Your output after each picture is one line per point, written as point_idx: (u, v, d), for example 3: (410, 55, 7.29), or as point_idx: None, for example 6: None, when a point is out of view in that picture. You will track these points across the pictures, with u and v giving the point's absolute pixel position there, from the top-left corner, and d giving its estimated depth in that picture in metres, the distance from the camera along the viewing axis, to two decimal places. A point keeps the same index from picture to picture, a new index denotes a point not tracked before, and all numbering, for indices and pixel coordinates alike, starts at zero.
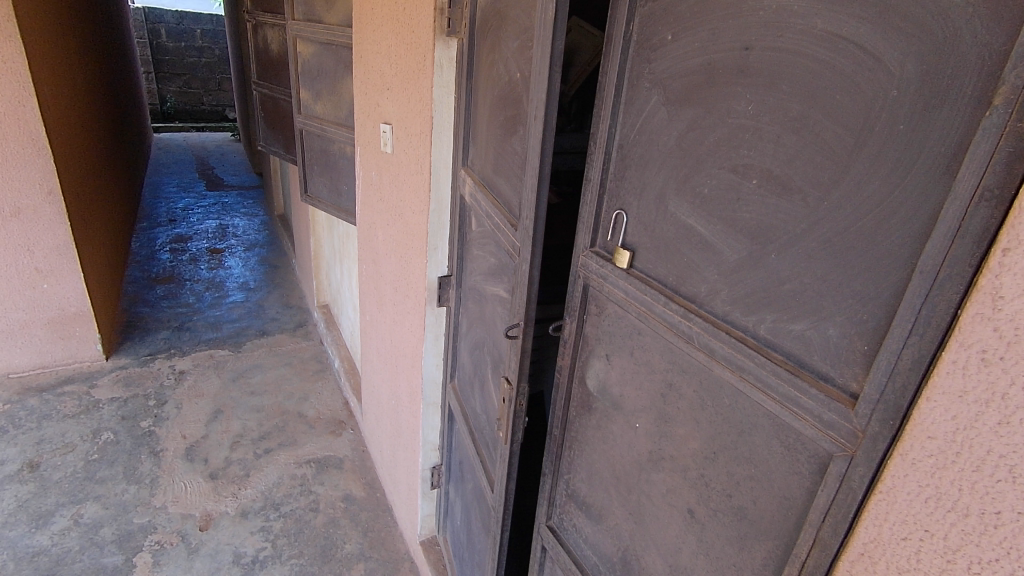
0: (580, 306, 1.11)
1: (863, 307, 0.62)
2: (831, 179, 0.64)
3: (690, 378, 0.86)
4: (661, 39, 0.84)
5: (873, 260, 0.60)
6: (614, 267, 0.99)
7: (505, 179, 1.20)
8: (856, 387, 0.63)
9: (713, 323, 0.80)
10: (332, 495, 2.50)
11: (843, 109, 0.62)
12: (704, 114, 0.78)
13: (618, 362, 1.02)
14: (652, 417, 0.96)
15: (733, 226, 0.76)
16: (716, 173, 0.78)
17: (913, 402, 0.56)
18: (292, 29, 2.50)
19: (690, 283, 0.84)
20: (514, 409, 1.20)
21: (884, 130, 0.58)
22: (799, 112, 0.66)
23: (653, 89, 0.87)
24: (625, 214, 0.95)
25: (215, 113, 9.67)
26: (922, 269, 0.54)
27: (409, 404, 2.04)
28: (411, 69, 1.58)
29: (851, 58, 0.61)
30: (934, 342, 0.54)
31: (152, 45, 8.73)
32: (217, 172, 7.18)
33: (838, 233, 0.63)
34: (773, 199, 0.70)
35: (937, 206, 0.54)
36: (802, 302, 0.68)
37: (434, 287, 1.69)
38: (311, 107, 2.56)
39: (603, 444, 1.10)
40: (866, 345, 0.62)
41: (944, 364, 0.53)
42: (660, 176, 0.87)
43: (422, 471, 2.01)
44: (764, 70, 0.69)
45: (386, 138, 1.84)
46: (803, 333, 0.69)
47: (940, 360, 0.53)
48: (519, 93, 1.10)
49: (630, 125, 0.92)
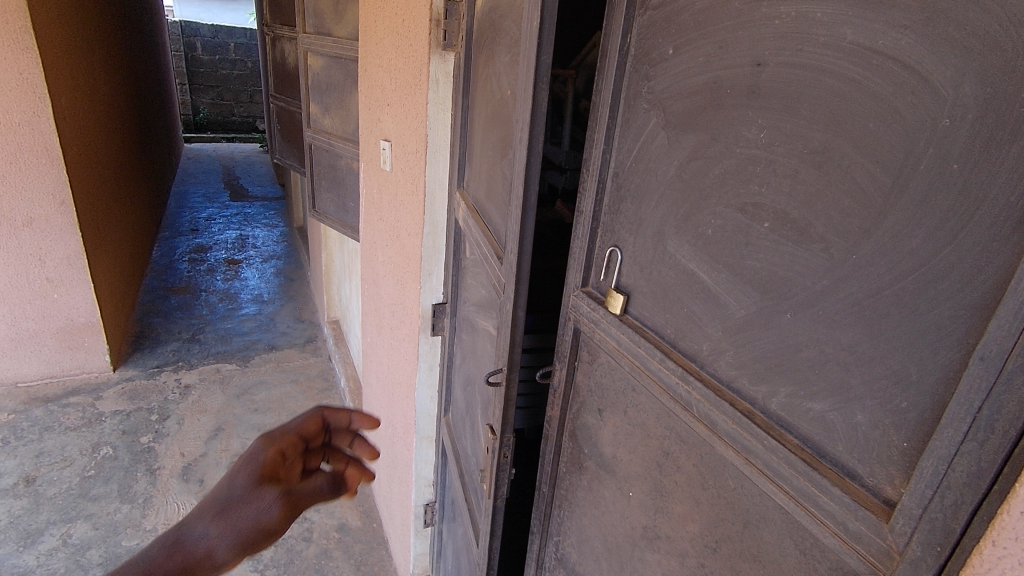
0: (571, 351, 0.97)
1: (902, 393, 0.48)
2: (862, 226, 0.51)
3: (690, 450, 0.73)
4: (661, 53, 0.72)
5: (918, 333, 0.47)
6: (606, 312, 0.85)
7: (495, 206, 1.09)
8: (892, 492, 0.50)
9: (717, 391, 0.67)
10: (327, 524, 2.40)
11: (877, 139, 0.49)
12: (709, 141, 0.66)
13: (612, 420, 0.89)
14: (648, 488, 0.82)
15: (742, 276, 0.63)
16: (722, 212, 0.65)
17: (973, 537, 0.43)
18: (303, 42, 2.46)
19: (689, 338, 0.71)
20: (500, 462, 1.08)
21: (931, 170, 0.45)
22: (820, 143, 0.54)
23: (651, 110, 0.74)
24: (619, 252, 0.83)
25: (245, 125, 9.83)
26: (984, 355, 0.41)
27: (403, 434, 1.93)
28: (409, 83, 1.49)
29: (888, 77, 0.48)
30: (1002, 461, 0.41)
31: (187, 57, 8.92)
32: (243, 182, 7.27)
33: (871, 294, 0.50)
34: (790, 247, 0.57)
35: (1006, 272, 0.41)
36: (823, 378, 0.55)
37: (428, 315, 1.58)
38: (320, 121, 2.51)
39: (594, 508, 0.97)
40: (905, 441, 0.49)
41: (1018, 499, 0.40)
42: (659, 211, 0.75)
43: (415, 507, 1.90)
44: (778, 92, 0.57)
45: (385, 156, 1.75)
46: (824, 414, 0.56)
47: (1013, 493, 0.40)
48: (510, 111, 0.99)
49: (625, 150, 0.80)
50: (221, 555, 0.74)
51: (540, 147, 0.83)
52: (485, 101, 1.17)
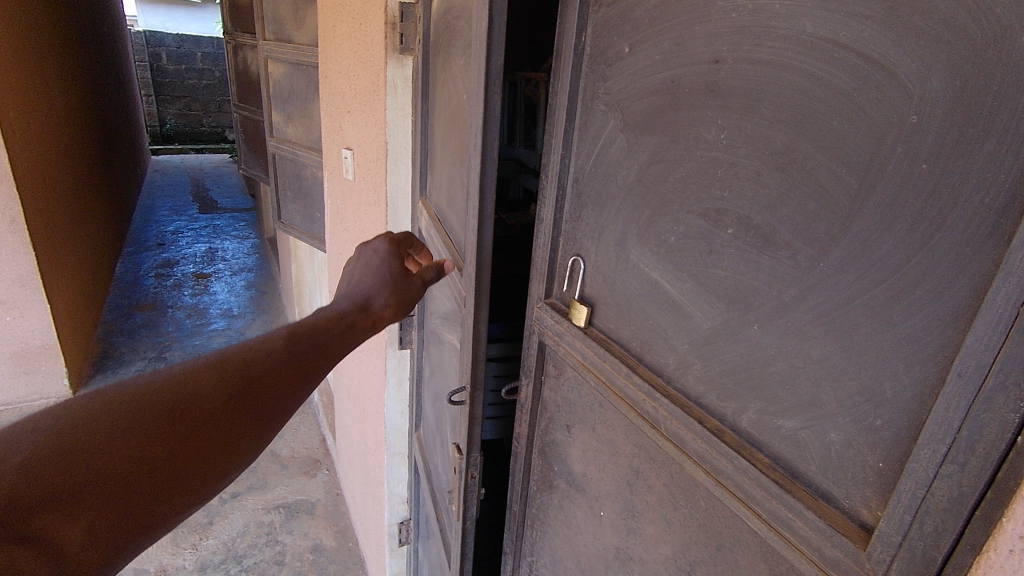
0: (536, 366, 0.93)
1: (876, 410, 0.45)
2: (828, 232, 0.47)
3: (659, 469, 0.69)
4: (616, 52, 0.69)
5: (891, 345, 0.43)
6: (570, 324, 0.81)
7: (455, 215, 1.06)
8: (869, 516, 0.47)
9: (684, 408, 0.63)
10: (300, 546, 2.31)
11: (840, 139, 0.46)
12: (668, 143, 0.62)
13: (580, 436, 0.85)
14: (619, 508, 0.78)
15: (707, 286, 0.60)
16: (684, 218, 0.62)
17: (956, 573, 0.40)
18: (263, 50, 2.40)
19: (655, 351, 0.68)
20: (467, 482, 1.03)
21: (899, 171, 0.42)
22: (783, 144, 0.50)
23: (609, 112, 0.71)
24: (581, 261, 0.79)
25: (214, 135, 9.62)
26: (961, 371, 0.38)
27: (375, 451, 1.86)
28: (367, 90, 1.44)
29: (851, 72, 0.45)
30: (984, 492, 0.38)
31: (152, 68, 8.71)
32: (212, 194, 7.10)
33: (841, 304, 0.47)
34: (755, 254, 0.54)
35: (984, 279, 0.38)
36: (793, 393, 0.52)
37: (394, 329, 1.54)
38: (284, 130, 2.44)
39: (564, 528, 0.92)
40: (881, 462, 0.45)
41: (1004, 537, 0.37)
42: (620, 217, 0.71)
43: (388, 526, 1.82)
44: (737, 90, 0.54)
45: (347, 165, 1.70)
46: (795, 432, 0.52)
47: (999, 529, 0.37)
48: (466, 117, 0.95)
49: (585, 154, 0.76)
50: (382, 312, 0.84)
51: (496, 152, 0.82)
52: (443, 107, 1.13)
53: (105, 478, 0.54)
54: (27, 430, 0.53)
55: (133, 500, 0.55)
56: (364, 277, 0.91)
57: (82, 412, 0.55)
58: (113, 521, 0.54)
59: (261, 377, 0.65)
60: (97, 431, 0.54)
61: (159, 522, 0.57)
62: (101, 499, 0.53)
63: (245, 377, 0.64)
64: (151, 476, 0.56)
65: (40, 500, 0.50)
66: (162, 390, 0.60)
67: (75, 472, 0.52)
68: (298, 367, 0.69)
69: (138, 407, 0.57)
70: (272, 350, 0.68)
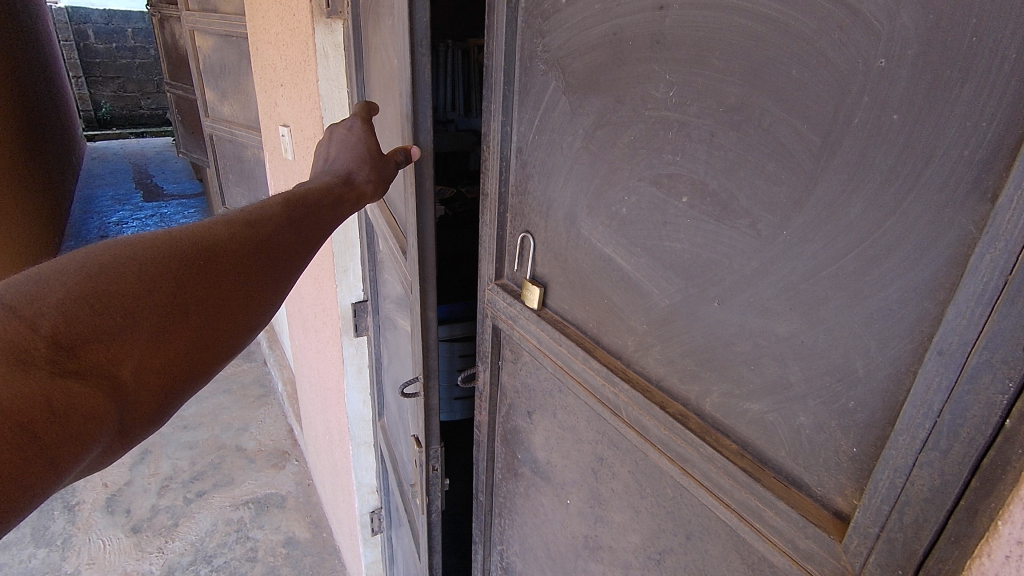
0: (492, 351, 0.87)
1: (849, 391, 0.41)
2: (790, 197, 0.42)
3: (623, 455, 0.65)
4: (553, 3, 0.61)
5: (863, 321, 0.39)
6: (523, 307, 0.76)
7: (398, 193, 1.01)
8: (844, 504, 0.43)
9: (645, 393, 0.58)
10: (273, 540, 2.25)
11: (800, 90, 0.40)
12: (614, 104, 0.56)
13: (542, 423, 0.80)
14: (585, 496, 0.74)
15: (663, 261, 0.54)
16: (635, 186, 0.56)
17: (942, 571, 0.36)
18: (189, 21, 2.23)
19: (612, 332, 0.63)
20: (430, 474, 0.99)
21: (867, 124, 0.37)
22: (737, 99, 0.45)
23: (549, 73, 0.64)
24: (531, 238, 0.73)
25: (155, 117, 9.10)
26: (942, 348, 0.34)
27: (340, 441, 1.80)
28: (297, 59, 1.33)
29: (809, 12, 0.39)
30: (972, 484, 0.34)
31: (79, 48, 8.13)
32: (157, 180, 6.75)
33: (806, 277, 0.42)
34: (712, 224, 0.49)
35: (965, 244, 0.33)
36: (759, 375, 0.47)
37: (348, 315, 1.46)
38: (220, 109, 2.29)
39: (532, 516, 0.88)
40: (855, 448, 0.41)
41: (1000, 537, 0.33)
42: (568, 188, 0.65)
43: (359, 517, 1.77)
44: (685, 40, 0.47)
45: (286, 143, 1.59)
46: (762, 416, 0.48)
47: (992, 528, 0.33)
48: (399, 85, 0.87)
49: (526, 120, 0.69)
50: (364, 188, 0.88)
51: (429, 123, 0.79)
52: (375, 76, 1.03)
53: (144, 319, 0.56)
54: (47, 276, 0.53)
55: (174, 338, 0.58)
56: (341, 152, 0.93)
57: (104, 260, 0.56)
58: (157, 362, 0.57)
59: (260, 244, 0.70)
60: (128, 277, 0.56)
61: (196, 362, 0.61)
62: (140, 333, 0.55)
63: (239, 236, 0.68)
64: (180, 316, 0.59)
65: (86, 329, 0.52)
66: (164, 244, 0.61)
67: (117, 311, 0.54)
68: (289, 237, 0.74)
69: (158, 258, 0.59)
70: (265, 223, 0.72)
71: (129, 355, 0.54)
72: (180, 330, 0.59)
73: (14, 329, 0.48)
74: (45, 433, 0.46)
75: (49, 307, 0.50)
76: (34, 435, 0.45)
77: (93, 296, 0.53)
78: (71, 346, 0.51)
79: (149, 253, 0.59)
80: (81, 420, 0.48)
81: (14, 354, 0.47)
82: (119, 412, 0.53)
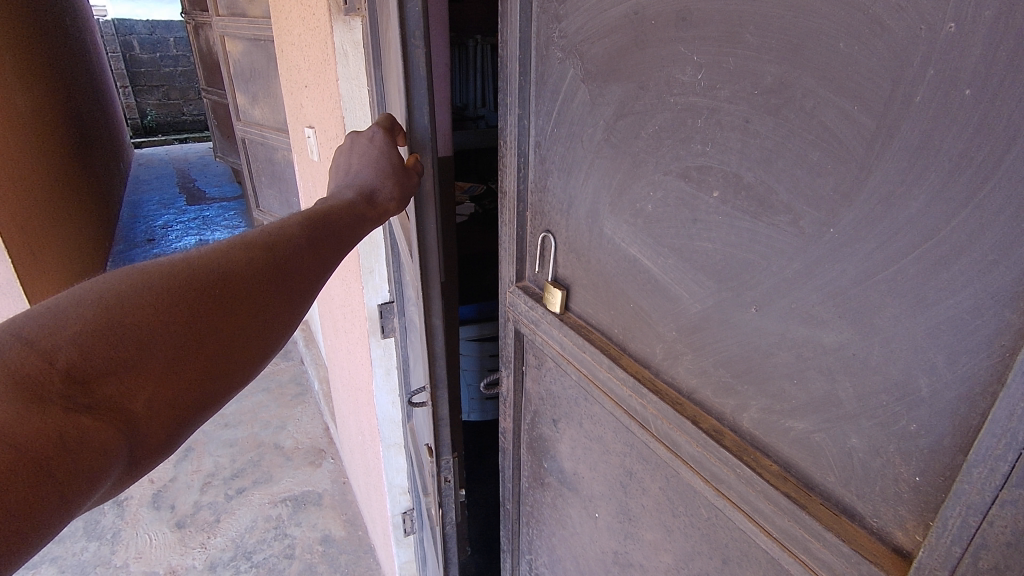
0: (516, 356, 0.83)
1: (911, 412, 0.36)
2: (838, 189, 0.37)
3: (653, 471, 0.60)
4: None
5: (928, 332, 0.34)
6: (544, 310, 0.72)
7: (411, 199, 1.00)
8: (905, 538, 0.38)
9: (675, 406, 0.53)
10: (310, 537, 2.27)
11: (848, 67, 0.35)
12: (636, 91, 0.51)
13: (568, 433, 0.76)
14: (614, 510, 0.69)
15: (692, 263, 0.50)
16: (661, 181, 0.51)
17: None
18: (219, 27, 2.27)
19: (639, 338, 0.58)
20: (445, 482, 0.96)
21: (932, 102, 0.31)
22: (775, 80, 0.39)
23: (566, 61, 0.59)
24: (551, 238, 0.69)
25: (198, 124, 9.40)
26: None
27: (372, 442, 1.79)
28: (319, 59, 1.32)
29: None
30: None
31: (126, 59, 8.42)
32: (200, 185, 6.95)
33: (859, 280, 0.37)
34: (748, 221, 0.44)
35: None
36: (803, 391, 0.42)
37: (376, 317, 1.44)
38: (251, 112, 2.32)
39: (560, 528, 0.84)
40: (920, 477, 0.36)
41: None
42: (590, 184, 0.60)
43: (392, 517, 1.77)
44: (715, 16, 0.42)
45: (311, 145, 1.58)
46: (808, 435, 0.43)
47: None
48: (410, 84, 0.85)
49: (544, 113, 0.65)
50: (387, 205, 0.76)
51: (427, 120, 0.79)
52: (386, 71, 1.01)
53: (161, 350, 0.49)
54: (66, 304, 0.47)
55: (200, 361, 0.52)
56: (369, 165, 0.79)
57: (123, 284, 0.50)
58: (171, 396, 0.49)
59: (287, 261, 0.60)
60: (149, 300, 0.49)
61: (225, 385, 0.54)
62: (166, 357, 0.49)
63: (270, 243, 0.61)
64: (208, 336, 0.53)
65: (104, 359, 0.46)
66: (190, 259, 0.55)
67: (128, 342, 0.47)
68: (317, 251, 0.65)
69: (183, 278, 0.53)
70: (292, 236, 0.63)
71: (151, 383, 0.48)
72: (197, 360, 0.51)
73: (26, 364, 0.42)
74: (57, 478, 0.40)
75: (66, 339, 0.45)
76: (44, 481, 0.39)
77: (103, 328, 0.47)
78: (88, 380, 0.45)
79: (163, 276, 0.52)
80: (96, 459, 0.43)
81: (27, 390, 0.42)
82: (128, 450, 0.46)
